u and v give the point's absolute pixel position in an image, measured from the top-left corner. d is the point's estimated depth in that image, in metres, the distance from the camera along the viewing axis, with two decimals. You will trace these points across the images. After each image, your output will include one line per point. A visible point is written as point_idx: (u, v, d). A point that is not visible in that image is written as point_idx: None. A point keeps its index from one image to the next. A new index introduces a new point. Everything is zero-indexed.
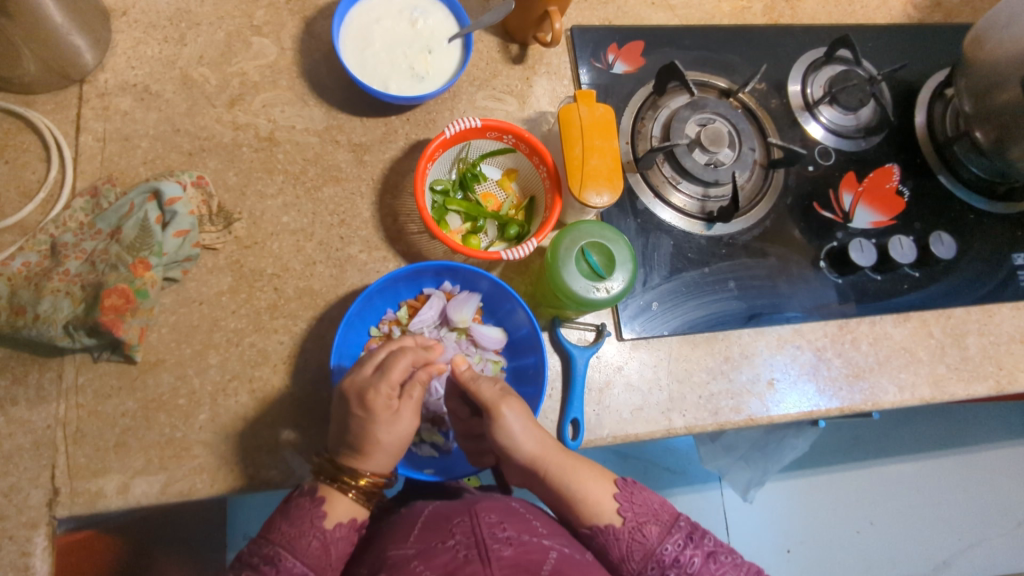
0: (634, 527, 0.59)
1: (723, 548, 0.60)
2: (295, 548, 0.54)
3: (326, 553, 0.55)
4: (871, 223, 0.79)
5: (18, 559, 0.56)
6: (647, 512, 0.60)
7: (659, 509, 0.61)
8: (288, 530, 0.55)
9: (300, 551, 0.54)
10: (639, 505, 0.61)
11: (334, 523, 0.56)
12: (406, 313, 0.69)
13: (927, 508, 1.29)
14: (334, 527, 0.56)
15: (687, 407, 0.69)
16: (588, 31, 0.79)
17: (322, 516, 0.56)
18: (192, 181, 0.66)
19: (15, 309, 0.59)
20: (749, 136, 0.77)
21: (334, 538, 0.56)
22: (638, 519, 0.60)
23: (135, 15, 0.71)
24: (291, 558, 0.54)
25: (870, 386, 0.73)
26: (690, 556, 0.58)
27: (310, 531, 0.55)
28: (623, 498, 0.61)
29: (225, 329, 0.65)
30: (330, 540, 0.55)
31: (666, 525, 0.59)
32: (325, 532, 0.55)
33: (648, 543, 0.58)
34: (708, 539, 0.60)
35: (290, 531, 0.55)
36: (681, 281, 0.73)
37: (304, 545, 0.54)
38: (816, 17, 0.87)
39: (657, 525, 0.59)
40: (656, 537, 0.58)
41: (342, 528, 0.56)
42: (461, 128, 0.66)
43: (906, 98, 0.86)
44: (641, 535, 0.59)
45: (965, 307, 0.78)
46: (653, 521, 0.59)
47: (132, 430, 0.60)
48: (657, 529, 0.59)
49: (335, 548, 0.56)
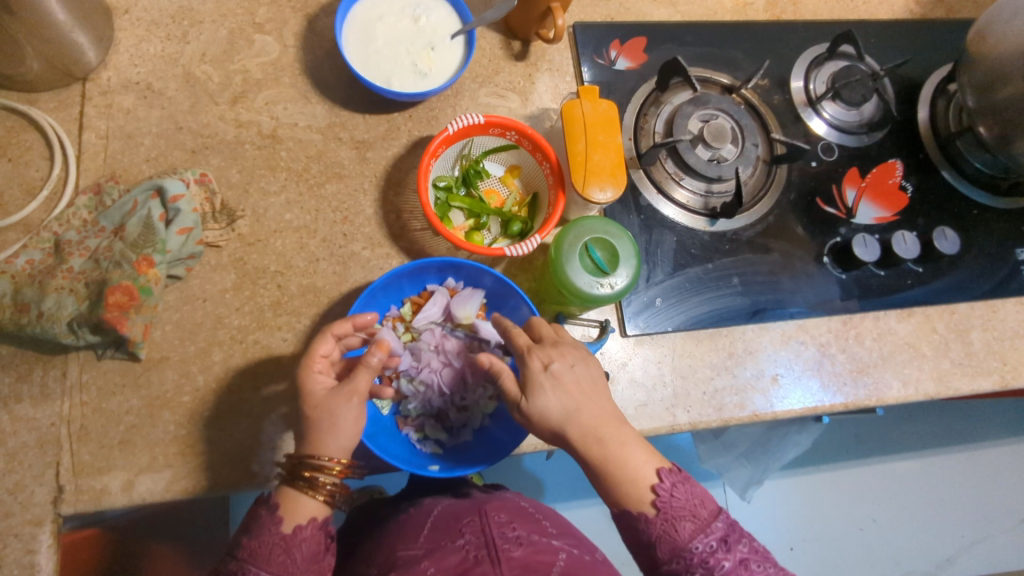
0: (668, 519, 0.54)
1: (756, 555, 0.54)
2: (256, 557, 0.49)
3: (290, 558, 0.50)
4: (874, 218, 0.79)
5: (23, 556, 0.56)
6: (685, 507, 0.55)
7: (699, 505, 0.55)
8: (247, 543, 0.50)
9: (264, 561, 0.49)
10: (679, 499, 0.55)
11: (294, 526, 0.51)
12: (410, 309, 0.69)
13: (931, 506, 1.29)
14: (295, 529, 0.51)
15: (691, 403, 0.69)
16: (590, 27, 0.79)
17: (280, 520, 0.51)
18: (195, 178, 0.66)
19: (19, 307, 0.59)
20: (752, 131, 0.77)
21: (297, 540, 0.51)
22: (673, 512, 0.54)
23: (137, 12, 0.71)
24: (255, 568, 0.49)
25: (874, 382, 0.73)
26: (721, 560, 0.53)
27: (269, 538, 0.50)
28: (663, 489, 0.55)
29: (229, 326, 0.65)
30: (293, 543, 0.50)
31: (702, 523, 0.54)
32: (286, 537, 0.50)
33: (679, 538, 0.54)
34: (744, 544, 0.54)
35: (250, 543, 0.50)
36: (684, 276, 0.73)
37: (267, 552, 0.49)
38: (817, 13, 0.87)
39: (691, 522, 0.54)
40: (687, 534, 0.54)
41: (305, 529, 0.51)
42: (464, 124, 0.66)
43: (909, 93, 0.86)
44: (673, 529, 0.54)
45: (968, 302, 0.78)
46: (688, 518, 0.54)
47: (137, 428, 0.60)
48: (691, 526, 0.54)
49: (300, 549, 0.50)
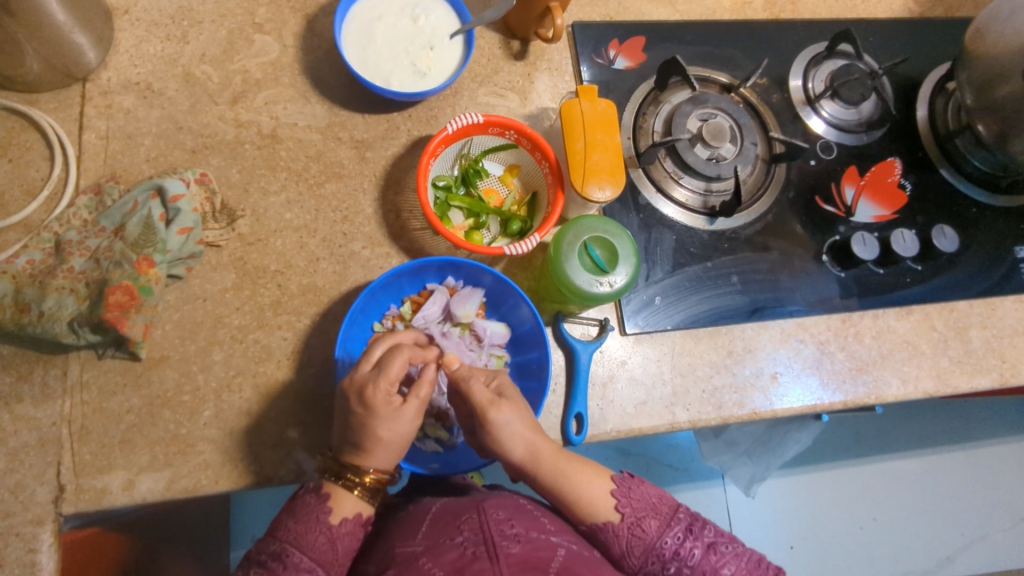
0: (633, 523, 0.58)
1: (723, 538, 0.59)
2: (301, 542, 0.53)
3: (332, 547, 0.54)
4: (873, 217, 0.79)
5: (24, 556, 0.57)
6: (646, 506, 0.59)
7: (658, 502, 0.60)
8: (294, 527, 0.54)
9: (307, 547, 0.53)
10: (638, 500, 0.59)
11: (340, 519, 0.55)
12: (410, 308, 0.69)
13: (930, 504, 1.29)
14: (340, 522, 0.55)
15: (690, 402, 0.69)
16: (589, 27, 0.79)
17: (328, 512, 0.55)
18: (195, 178, 0.66)
19: (20, 307, 0.59)
20: (751, 130, 0.77)
21: (340, 533, 0.55)
22: (636, 514, 0.58)
23: (137, 13, 0.71)
24: (298, 553, 0.53)
25: (874, 380, 0.73)
26: (691, 548, 0.57)
27: (315, 526, 0.54)
28: (621, 494, 0.59)
29: (230, 326, 0.65)
30: (337, 535, 0.54)
31: (665, 518, 0.58)
32: (331, 528, 0.54)
33: (647, 538, 0.57)
34: (708, 530, 0.59)
35: (296, 528, 0.54)
36: (684, 275, 0.74)
37: (311, 540, 0.53)
38: (816, 12, 0.87)
39: (656, 519, 0.58)
40: (655, 531, 0.58)
41: (347, 523, 0.55)
42: (463, 123, 0.66)
43: (908, 92, 0.86)
44: (640, 530, 0.58)
45: (967, 301, 0.78)
46: (653, 515, 0.58)
47: (138, 427, 0.61)
48: (657, 523, 0.58)
49: (342, 542, 0.55)
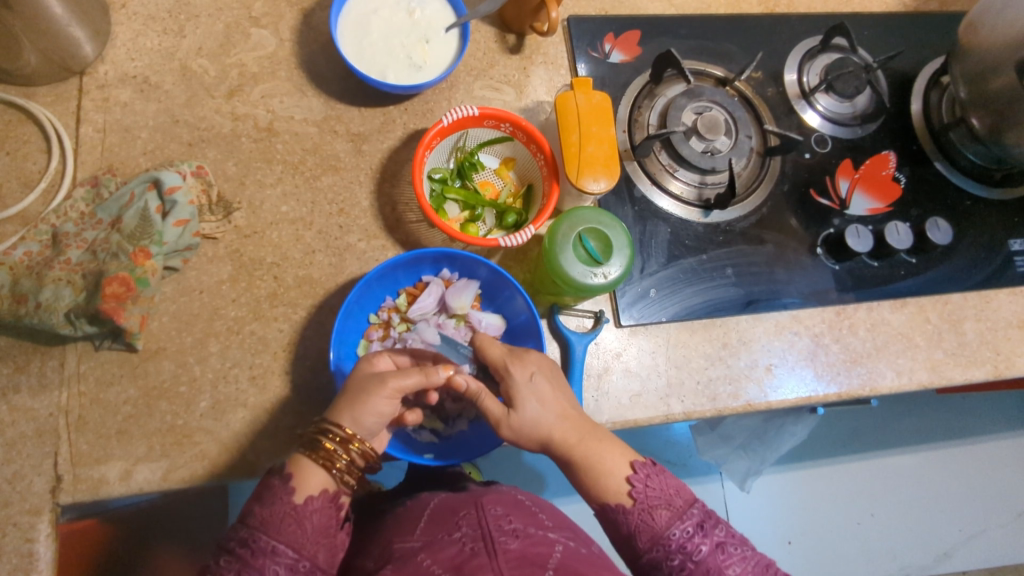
0: (644, 509, 0.57)
1: (733, 540, 0.57)
2: (268, 525, 0.52)
3: (301, 528, 0.52)
4: (868, 210, 0.80)
5: (21, 545, 0.57)
6: (659, 496, 0.58)
7: (674, 494, 0.58)
8: (261, 511, 0.52)
9: (275, 530, 0.52)
10: (654, 489, 0.58)
11: (306, 497, 0.53)
12: (406, 300, 0.70)
13: (928, 499, 1.29)
14: (306, 500, 0.53)
15: (685, 393, 0.69)
16: (585, 21, 0.79)
17: (293, 491, 0.53)
18: (192, 171, 0.67)
19: (17, 298, 0.59)
20: (746, 123, 0.78)
21: (307, 511, 0.53)
22: (648, 501, 0.58)
23: (134, 7, 0.72)
24: (266, 536, 0.51)
25: (868, 371, 0.74)
26: (699, 544, 0.56)
27: (280, 507, 0.52)
28: (637, 480, 0.59)
29: (226, 317, 0.65)
30: (304, 514, 0.52)
31: (677, 511, 0.57)
32: (297, 507, 0.52)
33: (656, 526, 0.56)
34: (720, 529, 0.57)
35: (262, 512, 0.52)
36: (678, 267, 0.74)
37: (279, 522, 0.52)
38: (812, 6, 0.88)
39: (667, 509, 0.57)
40: (664, 521, 0.56)
41: (315, 501, 0.53)
42: (458, 116, 0.67)
43: (903, 86, 0.86)
44: (650, 518, 0.57)
45: (962, 293, 0.78)
46: (664, 506, 0.57)
47: (135, 418, 0.61)
48: (667, 514, 0.57)
49: (310, 520, 0.53)
